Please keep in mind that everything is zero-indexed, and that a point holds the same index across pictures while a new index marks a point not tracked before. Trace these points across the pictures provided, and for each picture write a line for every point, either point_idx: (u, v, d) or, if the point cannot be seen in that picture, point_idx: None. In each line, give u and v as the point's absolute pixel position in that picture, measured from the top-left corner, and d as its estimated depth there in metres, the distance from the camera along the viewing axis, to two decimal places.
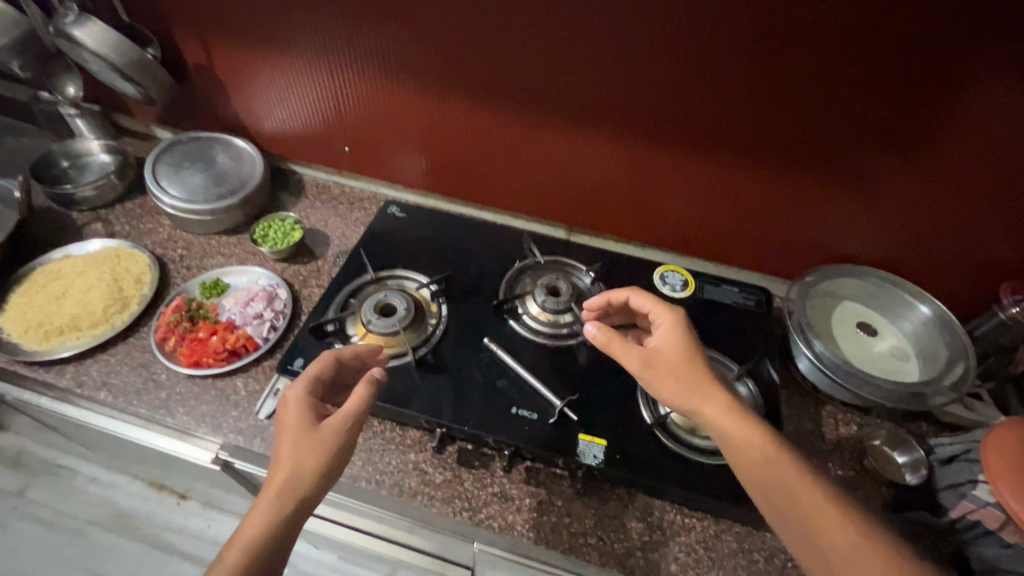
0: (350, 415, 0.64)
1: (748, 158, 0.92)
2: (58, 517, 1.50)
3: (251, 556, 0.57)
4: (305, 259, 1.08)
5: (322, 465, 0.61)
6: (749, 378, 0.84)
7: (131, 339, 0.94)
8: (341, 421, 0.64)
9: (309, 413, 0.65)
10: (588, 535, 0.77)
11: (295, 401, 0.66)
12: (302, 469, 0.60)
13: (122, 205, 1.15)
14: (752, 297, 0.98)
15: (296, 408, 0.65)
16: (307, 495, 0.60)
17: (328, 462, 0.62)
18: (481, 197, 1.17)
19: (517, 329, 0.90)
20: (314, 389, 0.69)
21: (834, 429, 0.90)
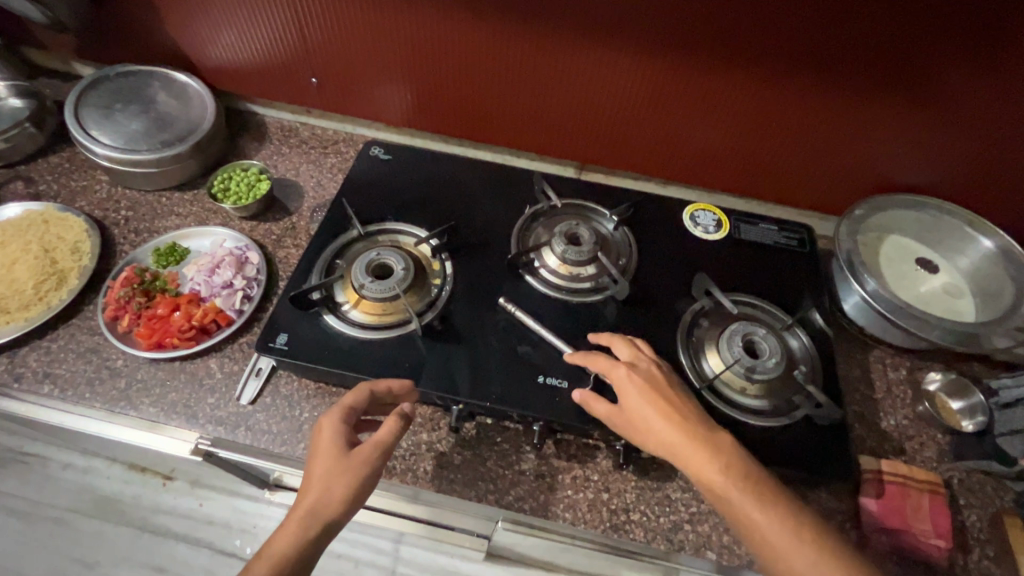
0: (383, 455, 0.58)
1: (794, 77, 0.78)
2: (32, 508, 1.38)
3: None
4: (277, 215, 0.92)
5: (348, 504, 0.56)
6: (800, 328, 0.75)
7: (75, 320, 0.79)
8: (374, 465, 0.58)
9: (339, 450, 0.58)
10: (630, 511, 0.69)
11: (326, 435, 0.59)
12: (327, 516, 0.55)
13: (45, 160, 0.95)
14: (794, 236, 0.87)
15: (325, 445, 0.57)
16: (329, 530, 0.55)
17: (351, 506, 0.56)
18: (476, 134, 1.02)
19: (535, 285, 0.78)
20: (348, 420, 0.60)
21: (883, 375, 0.82)
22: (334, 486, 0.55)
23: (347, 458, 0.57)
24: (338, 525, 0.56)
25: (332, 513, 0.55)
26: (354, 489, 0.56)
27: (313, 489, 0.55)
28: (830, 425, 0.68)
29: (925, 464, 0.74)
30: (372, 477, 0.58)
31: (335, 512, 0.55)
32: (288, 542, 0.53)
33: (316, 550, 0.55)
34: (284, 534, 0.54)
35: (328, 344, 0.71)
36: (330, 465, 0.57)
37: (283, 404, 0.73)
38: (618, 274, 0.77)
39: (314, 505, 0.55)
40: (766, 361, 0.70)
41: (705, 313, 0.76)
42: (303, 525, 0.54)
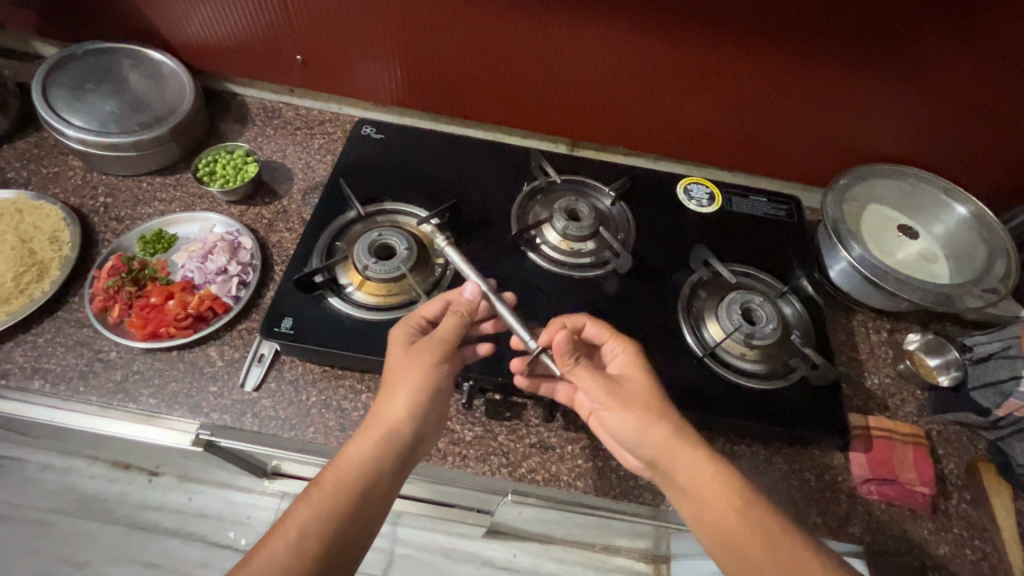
0: (441, 344, 0.61)
1: (785, 49, 0.80)
2: (12, 511, 1.33)
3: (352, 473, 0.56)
4: (266, 199, 0.89)
5: (411, 393, 0.59)
6: (793, 296, 0.78)
7: (61, 313, 0.76)
8: (432, 367, 0.61)
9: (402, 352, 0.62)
10: (639, 476, 0.71)
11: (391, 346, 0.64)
12: (394, 417, 0.59)
13: (11, 146, 0.90)
14: (783, 207, 0.90)
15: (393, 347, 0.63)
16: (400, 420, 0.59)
17: (416, 397, 0.60)
18: (467, 112, 1.00)
19: (538, 261, 0.78)
20: (415, 327, 0.65)
21: (866, 338, 0.86)
22: (400, 387, 0.60)
23: (409, 359, 0.61)
24: (405, 428, 0.59)
25: (398, 415, 0.59)
26: (416, 387, 0.60)
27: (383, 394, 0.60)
28: (825, 385, 0.71)
29: (907, 418, 0.79)
30: (435, 380, 0.61)
31: (402, 413, 0.59)
32: (363, 442, 0.58)
33: (387, 452, 0.58)
34: (360, 436, 0.58)
35: (335, 327, 0.70)
36: (397, 370, 0.61)
37: (289, 389, 0.73)
38: (618, 249, 0.78)
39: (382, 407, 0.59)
40: (763, 327, 0.73)
41: (703, 284, 0.78)
42: (374, 426, 0.59)
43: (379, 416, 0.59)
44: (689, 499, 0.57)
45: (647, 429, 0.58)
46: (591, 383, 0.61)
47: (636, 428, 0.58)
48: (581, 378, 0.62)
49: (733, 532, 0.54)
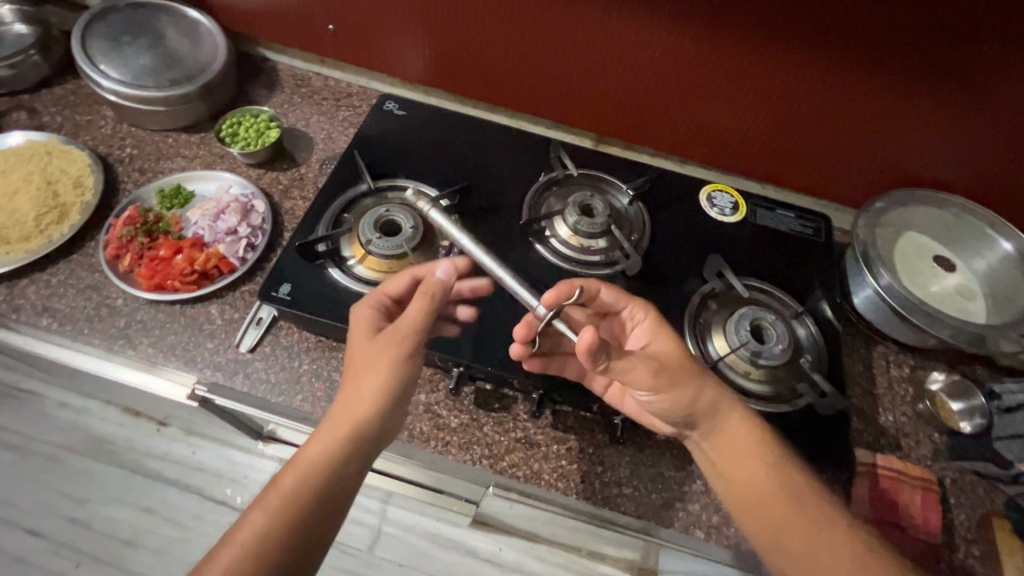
0: (410, 328, 0.59)
1: (830, 56, 0.75)
2: (26, 441, 1.37)
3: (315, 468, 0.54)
4: (284, 166, 0.90)
5: (378, 379, 0.57)
6: (809, 318, 0.74)
7: (75, 256, 0.77)
8: (399, 353, 0.59)
9: (365, 338, 0.60)
10: (623, 485, 0.69)
11: (353, 336, 0.61)
12: (358, 406, 0.57)
13: (50, 91, 0.93)
14: (811, 225, 0.86)
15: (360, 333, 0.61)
16: (365, 409, 0.56)
17: (384, 385, 0.57)
18: (494, 96, 0.98)
19: (545, 254, 0.76)
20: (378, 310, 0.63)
21: (886, 371, 0.81)
22: (363, 377, 0.58)
23: (373, 348, 0.59)
24: (369, 417, 0.57)
25: (366, 405, 0.57)
26: (381, 376, 0.58)
27: (346, 387, 0.58)
28: (832, 414, 0.67)
29: (919, 461, 0.74)
30: (405, 368, 0.59)
31: (372, 403, 0.57)
32: (325, 436, 0.55)
33: (349, 442, 0.56)
34: (321, 431, 0.56)
35: (331, 298, 0.70)
36: (360, 359, 0.59)
37: (283, 354, 0.73)
38: (629, 249, 0.76)
39: (346, 399, 0.57)
40: (772, 347, 0.69)
41: (714, 295, 0.75)
42: (338, 418, 0.57)
43: (346, 408, 0.57)
44: (726, 469, 0.60)
45: (697, 399, 0.59)
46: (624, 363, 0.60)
47: (686, 405, 0.59)
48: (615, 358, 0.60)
49: (752, 484, 0.58)
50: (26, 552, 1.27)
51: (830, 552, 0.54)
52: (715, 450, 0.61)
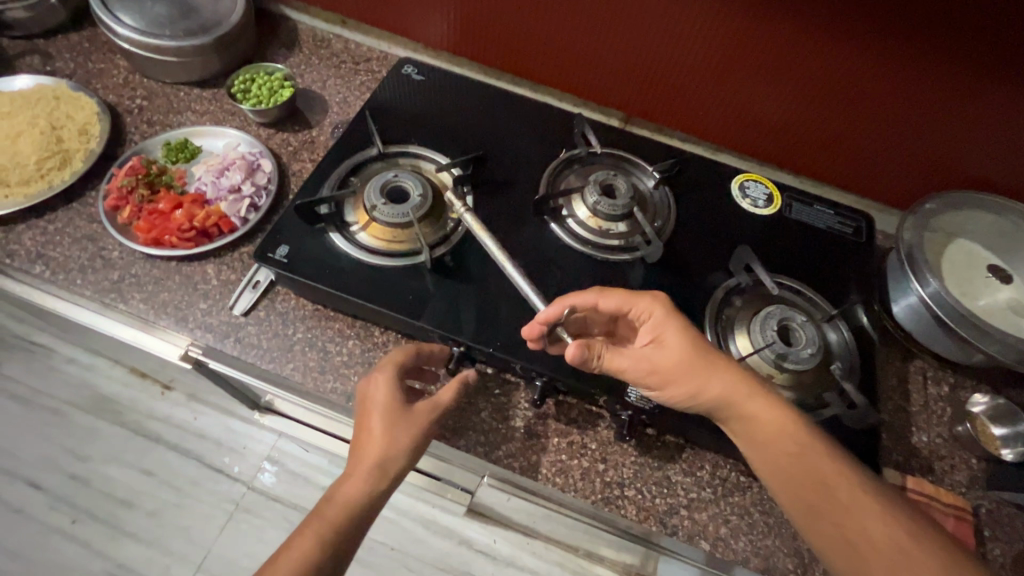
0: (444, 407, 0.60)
1: (888, 39, 0.68)
2: (35, 395, 1.29)
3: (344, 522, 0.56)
4: (296, 127, 0.86)
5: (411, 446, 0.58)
6: (842, 322, 0.68)
7: (75, 204, 0.75)
8: (431, 424, 0.59)
9: (399, 401, 0.59)
10: (625, 486, 0.64)
11: (380, 392, 0.59)
12: (388, 469, 0.57)
13: (65, 37, 0.90)
14: (851, 223, 0.79)
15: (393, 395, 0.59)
16: (396, 472, 0.58)
17: (416, 451, 0.59)
18: (519, 69, 0.93)
19: (559, 234, 0.71)
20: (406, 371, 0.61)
21: (922, 387, 0.74)
22: (393, 439, 0.57)
23: (409, 418, 0.58)
24: (397, 477, 0.58)
25: (397, 469, 0.58)
26: (410, 444, 0.58)
27: (372, 444, 0.57)
28: (861, 429, 0.61)
29: (952, 487, 0.68)
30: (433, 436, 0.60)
31: (402, 468, 0.58)
32: (356, 491, 0.56)
33: (378, 501, 0.58)
34: (350, 484, 0.57)
35: (329, 264, 0.66)
36: (388, 420, 0.58)
37: (277, 320, 0.69)
38: (650, 235, 0.70)
39: (376, 458, 0.57)
40: (800, 350, 0.63)
41: (739, 290, 0.69)
42: (366, 477, 0.57)
43: (377, 468, 0.57)
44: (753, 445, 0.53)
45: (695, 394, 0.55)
46: (625, 358, 0.58)
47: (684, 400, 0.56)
48: (613, 354, 0.58)
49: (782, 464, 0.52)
50: (26, 504, 1.20)
51: (878, 531, 0.49)
52: (743, 426, 0.54)
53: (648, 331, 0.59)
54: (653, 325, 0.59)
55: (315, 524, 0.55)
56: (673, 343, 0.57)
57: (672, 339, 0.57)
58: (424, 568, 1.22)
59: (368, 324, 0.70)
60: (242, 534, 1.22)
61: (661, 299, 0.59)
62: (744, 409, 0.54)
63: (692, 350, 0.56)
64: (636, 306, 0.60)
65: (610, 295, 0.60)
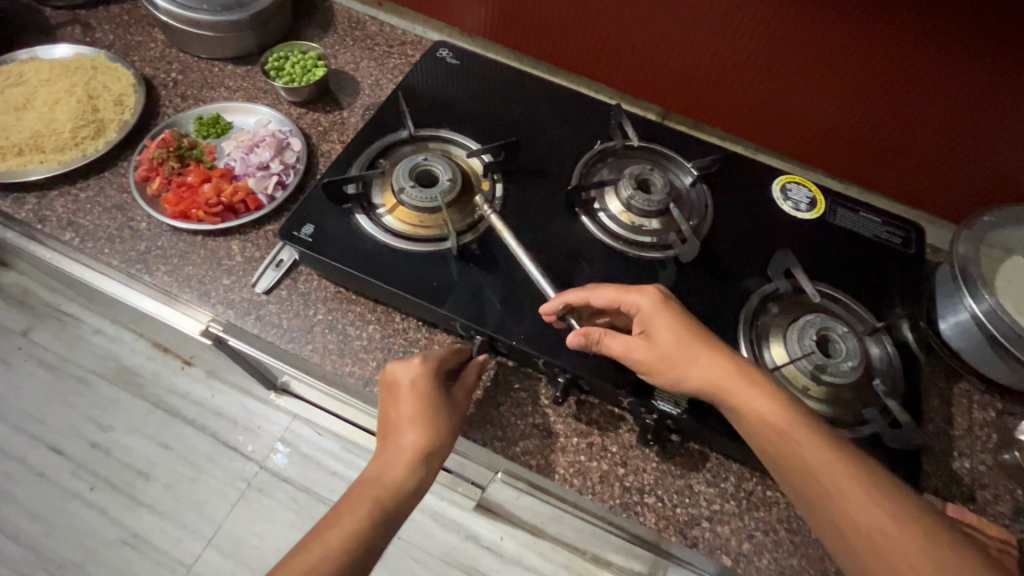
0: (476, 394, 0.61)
1: (951, 42, 0.64)
2: (62, 362, 1.32)
3: (389, 503, 0.54)
4: (327, 107, 0.85)
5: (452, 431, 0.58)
6: (886, 336, 0.64)
7: (107, 174, 0.75)
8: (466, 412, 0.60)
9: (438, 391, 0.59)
10: (645, 493, 0.62)
11: (417, 380, 0.58)
12: (432, 457, 0.57)
13: (106, 9, 0.91)
14: (899, 233, 0.75)
15: (430, 383, 0.58)
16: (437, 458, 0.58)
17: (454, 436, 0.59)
18: (555, 57, 0.91)
19: (590, 228, 0.69)
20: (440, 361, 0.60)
21: (967, 410, 0.70)
22: (436, 426, 0.57)
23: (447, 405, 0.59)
24: (438, 466, 0.58)
25: (438, 454, 0.58)
26: (451, 434, 0.58)
27: (419, 432, 0.56)
28: (902, 450, 0.58)
29: (996, 519, 0.64)
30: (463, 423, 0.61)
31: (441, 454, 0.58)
32: (403, 477, 0.55)
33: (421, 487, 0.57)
34: (397, 471, 0.55)
35: (354, 245, 0.65)
36: (433, 410, 0.57)
37: (299, 300, 0.68)
38: (685, 234, 0.67)
39: (423, 447, 0.56)
40: (840, 363, 0.60)
41: (776, 296, 0.66)
42: (412, 464, 0.56)
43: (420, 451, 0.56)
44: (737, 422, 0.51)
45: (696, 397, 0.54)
46: (618, 339, 0.56)
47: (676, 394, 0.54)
48: (608, 335, 0.57)
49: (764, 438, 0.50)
50: (48, 468, 1.22)
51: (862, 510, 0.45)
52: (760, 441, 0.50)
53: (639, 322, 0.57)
54: (640, 317, 0.57)
55: (362, 506, 0.53)
56: (661, 338, 0.54)
57: (661, 334, 0.55)
58: (431, 560, 1.21)
59: (389, 309, 0.69)
60: (253, 512, 1.22)
61: (651, 294, 0.56)
62: (762, 422, 0.50)
63: (678, 348, 0.54)
64: (627, 301, 0.57)
65: (601, 290, 0.58)
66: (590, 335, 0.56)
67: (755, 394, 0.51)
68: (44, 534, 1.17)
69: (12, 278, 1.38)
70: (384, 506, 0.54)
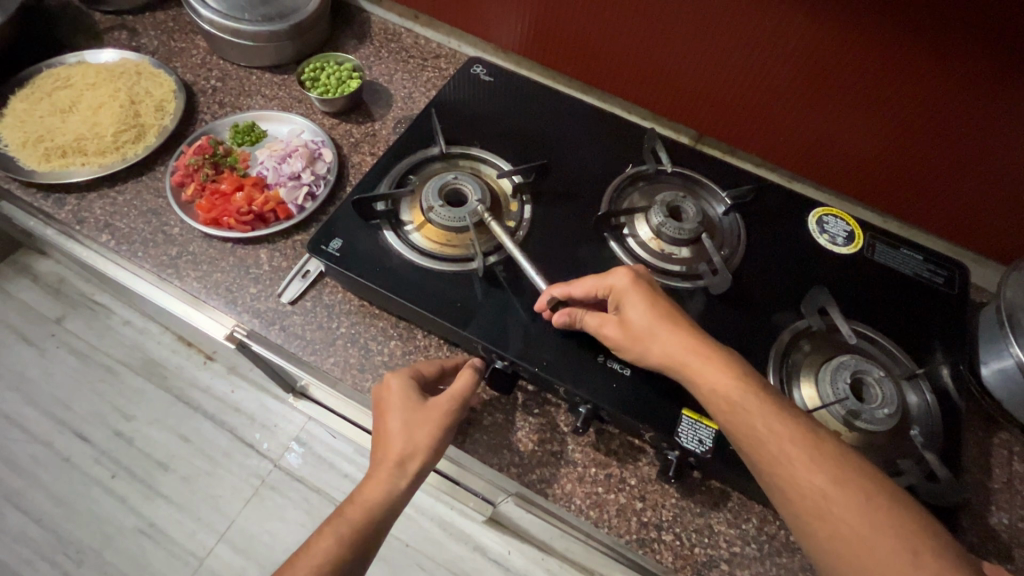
0: (459, 401, 0.58)
1: (995, 79, 0.62)
2: (92, 351, 1.35)
3: (364, 522, 0.54)
4: (359, 119, 0.86)
5: (431, 443, 0.56)
6: (925, 382, 0.61)
7: (144, 178, 0.77)
8: (447, 422, 0.57)
9: (415, 401, 0.57)
10: (662, 530, 0.60)
11: (392, 393, 0.58)
12: (409, 467, 0.56)
13: (152, 14, 0.93)
14: (942, 273, 0.72)
15: (403, 397, 0.57)
16: (416, 472, 0.56)
17: (437, 450, 0.57)
18: (587, 78, 0.90)
19: (618, 254, 0.68)
20: (417, 376, 0.60)
21: (1006, 463, 0.66)
22: (412, 439, 0.56)
23: (424, 416, 0.57)
24: (418, 475, 0.57)
25: (415, 467, 0.56)
26: (429, 442, 0.56)
27: (393, 443, 0.56)
28: (938, 506, 0.55)
29: None
30: (449, 437, 0.58)
31: (419, 468, 0.56)
32: (377, 490, 0.55)
33: (400, 502, 0.56)
34: (372, 483, 0.55)
35: (380, 261, 0.65)
36: (406, 418, 0.57)
37: (323, 312, 0.69)
38: (715, 265, 0.66)
39: (397, 457, 0.56)
40: (876, 410, 0.57)
41: (809, 334, 0.64)
42: (388, 475, 0.56)
43: (394, 467, 0.55)
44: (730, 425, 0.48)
45: None
46: (594, 315, 0.58)
47: None
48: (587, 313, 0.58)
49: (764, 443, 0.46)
50: (72, 454, 1.25)
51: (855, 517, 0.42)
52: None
53: (613, 303, 0.57)
54: (613, 297, 0.57)
55: (335, 522, 0.54)
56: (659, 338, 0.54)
57: (632, 313, 0.55)
58: (436, 569, 1.20)
59: (411, 326, 0.69)
60: (265, 510, 1.23)
61: (624, 273, 0.56)
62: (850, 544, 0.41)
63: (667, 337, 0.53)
64: (602, 283, 0.58)
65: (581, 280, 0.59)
66: (573, 315, 0.58)
67: (843, 493, 0.43)
68: (64, 519, 1.20)
69: (49, 268, 1.42)
70: (359, 526, 0.54)
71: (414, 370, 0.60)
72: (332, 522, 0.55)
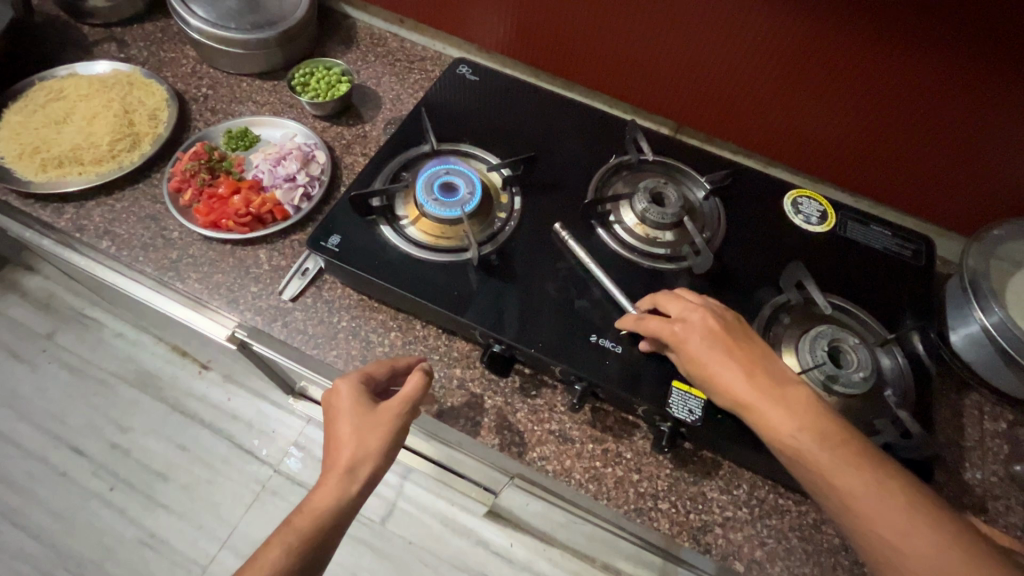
0: (408, 405, 0.59)
1: (945, 57, 0.66)
2: (86, 364, 1.35)
3: (315, 529, 0.55)
4: (350, 121, 0.88)
5: (381, 448, 0.58)
6: (897, 347, 0.65)
7: (141, 185, 0.79)
8: (396, 426, 0.59)
9: (365, 406, 0.59)
10: (658, 499, 0.63)
11: (343, 398, 0.59)
12: (359, 471, 0.57)
13: (141, 26, 0.95)
14: (910, 246, 0.76)
15: (353, 402, 0.58)
16: (368, 477, 0.58)
17: (388, 453, 0.58)
18: (569, 74, 0.93)
19: (606, 240, 0.71)
20: (367, 380, 0.61)
21: (977, 422, 0.71)
22: (362, 444, 0.57)
23: (374, 421, 0.58)
24: (369, 480, 0.58)
25: (365, 472, 0.57)
26: (379, 445, 0.58)
27: (343, 449, 0.57)
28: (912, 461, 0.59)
29: (1009, 530, 0.63)
30: (399, 440, 0.60)
31: (369, 473, 0.57)
32: (326, 497, 0.56)
33: (352, 507, 0.57)
34: (321, 490, 0.56)
35: (378, 255, 0.67)
36: (357, 424, 0.58)
37: (323, 308, 0.71)
38: (698, 247, 0.69)
39: (347, 463, 0.57)
40: (852, 373, 0.61)
41: (789, 307, 0.67)
42: (337, 482, 0.56)
43: (344, 472, 0.56)
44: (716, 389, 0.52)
45: None
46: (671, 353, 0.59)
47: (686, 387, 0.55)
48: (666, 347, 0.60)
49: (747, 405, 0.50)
50: (69, 468, 1.25)
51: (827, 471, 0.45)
52: (854, 530, 0.45)
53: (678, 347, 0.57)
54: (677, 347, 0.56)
55: (285, 532, 0.55)
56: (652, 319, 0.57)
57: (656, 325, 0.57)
58: (440, 565, 1.22)
59: (410, 318, 0.71)
60: (267, 514, 1.24)
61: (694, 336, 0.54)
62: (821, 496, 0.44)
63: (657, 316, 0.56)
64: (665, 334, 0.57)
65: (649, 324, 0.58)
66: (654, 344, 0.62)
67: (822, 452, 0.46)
68: (64, 533, 1.20)
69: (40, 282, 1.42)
70: (308, 534, 0.55)
71: (365, 374, 0.61)
72: (281, 531, 0.56)
